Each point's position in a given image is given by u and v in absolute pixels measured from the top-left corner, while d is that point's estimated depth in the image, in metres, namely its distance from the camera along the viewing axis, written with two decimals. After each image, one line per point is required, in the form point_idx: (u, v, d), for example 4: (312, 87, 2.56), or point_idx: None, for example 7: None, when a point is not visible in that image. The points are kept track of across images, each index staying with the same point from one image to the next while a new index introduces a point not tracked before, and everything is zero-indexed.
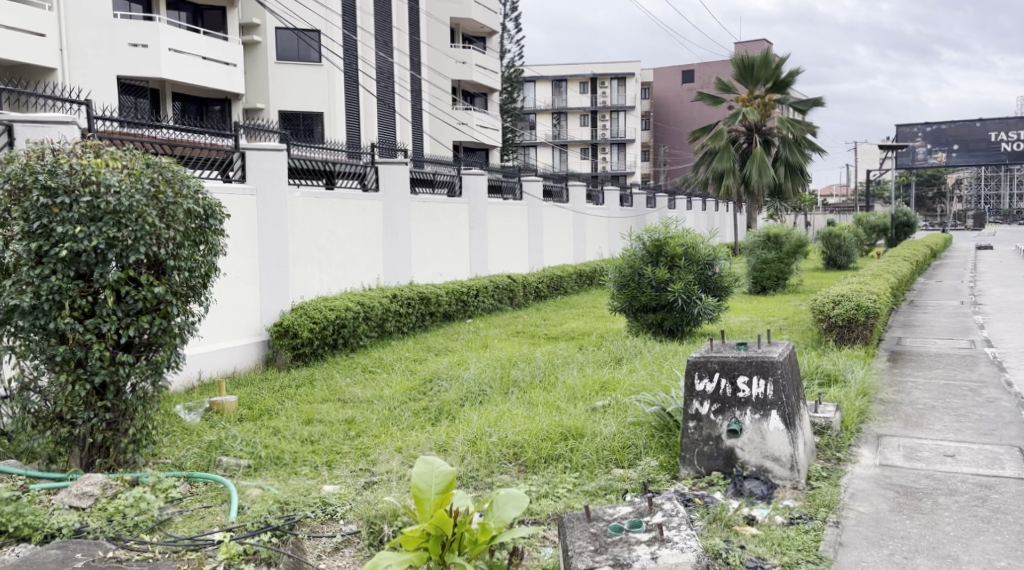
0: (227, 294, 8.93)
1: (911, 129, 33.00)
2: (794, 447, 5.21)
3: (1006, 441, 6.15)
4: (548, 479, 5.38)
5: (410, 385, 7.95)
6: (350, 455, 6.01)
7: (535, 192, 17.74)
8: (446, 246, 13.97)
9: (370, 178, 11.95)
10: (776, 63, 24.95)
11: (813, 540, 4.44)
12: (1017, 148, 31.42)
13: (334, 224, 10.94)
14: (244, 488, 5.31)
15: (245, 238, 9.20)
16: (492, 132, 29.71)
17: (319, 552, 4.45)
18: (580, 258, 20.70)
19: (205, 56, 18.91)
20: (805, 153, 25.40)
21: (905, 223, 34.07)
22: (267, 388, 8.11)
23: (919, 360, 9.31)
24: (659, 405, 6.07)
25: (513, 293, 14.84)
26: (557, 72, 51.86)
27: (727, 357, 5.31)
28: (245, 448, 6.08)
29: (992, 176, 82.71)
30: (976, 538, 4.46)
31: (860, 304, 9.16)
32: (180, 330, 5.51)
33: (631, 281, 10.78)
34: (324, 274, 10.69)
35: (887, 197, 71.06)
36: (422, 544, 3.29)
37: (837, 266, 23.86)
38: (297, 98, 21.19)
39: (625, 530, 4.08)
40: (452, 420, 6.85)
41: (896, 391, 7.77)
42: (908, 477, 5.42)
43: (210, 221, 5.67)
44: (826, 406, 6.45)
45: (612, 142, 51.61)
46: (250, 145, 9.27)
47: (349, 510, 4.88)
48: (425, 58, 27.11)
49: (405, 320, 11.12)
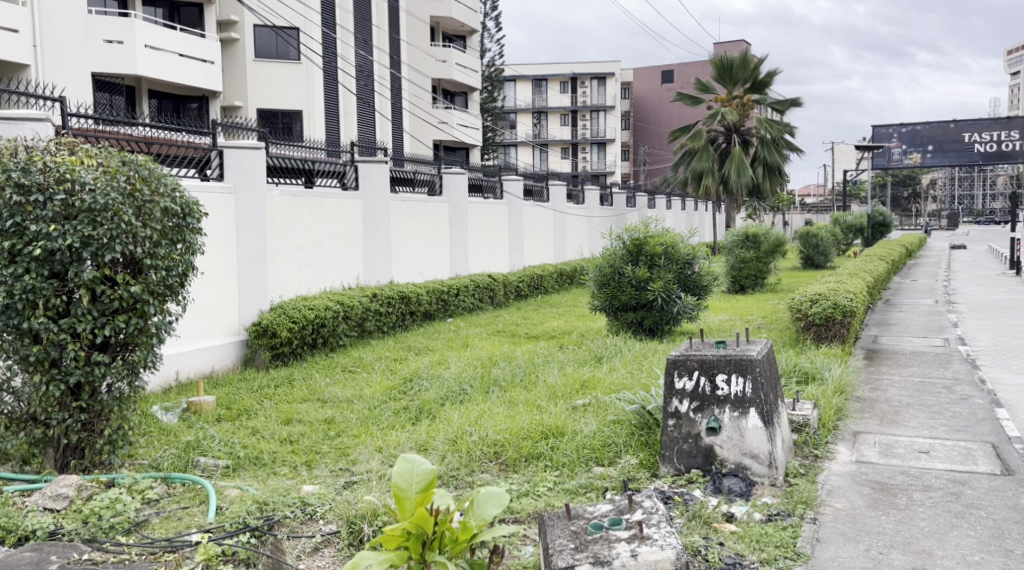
0: (205, 293, 8.86)
1: (887, 130, 33.35)
2: (772, 445, 5.25)
3: (979, 437, 6.24)
4: (528, 478, 5.38)
5: (390, 385, 7.93)
6: (329, 455, 5.98)
7: (516, 192, 17.76)
8: (426, 245, 13.94)
9: (350, 177, 11.90)
10: (754, 63, 25.06)
11: (790, 536, 4.48)
12: (990, 148, 31.87)
13: (313, 222, 10.88)
14: (222, 488, 5.28)
15: (223, 236, 9.12)
16: (473, 131, 29.68)
17: (298, 552, 4.40)
18: (561, 257, 20.74)
19: (182, 53, 18.74)
20: (782, 153, 25.61)
21: (881, 223, 34.41)
22: (246, 388, 8.05)
23: (895, 358, 9.41)
24: (639, 404, 6.12)
25: (494, 292, 14.83)
26: (537, 72, 51.90)
27: (706, 355, 5.34)
28: (223, 448, 6.03)
29: (966, 176, 83.85)
30: (950, 533, 4.51)
31: (836, 303, 9.24)
32: (157, 329, 5.45)
33: (611, 280, 10.81)
34: (303, 273, 10.62)
35: (863, 198, 71.82)
36: (402, 542, 3.28)
37: (815, 265, 24.07)
38: (276, 96, 21.05)
39: (605, 528, 4.10)
40: (433, 420, 6.83)
41: (872, 389, 7.85)
42: (883, 473, 5.48)
43: (188, 219, 5.63)
44: (804, 404, 6.50)
45: (592, 142, 51.73)
46: (227, 143, 9.20)
47: (328, 510, 4.85)
48: (404, 57, 27.04)
49: (385, 319, 11.09)
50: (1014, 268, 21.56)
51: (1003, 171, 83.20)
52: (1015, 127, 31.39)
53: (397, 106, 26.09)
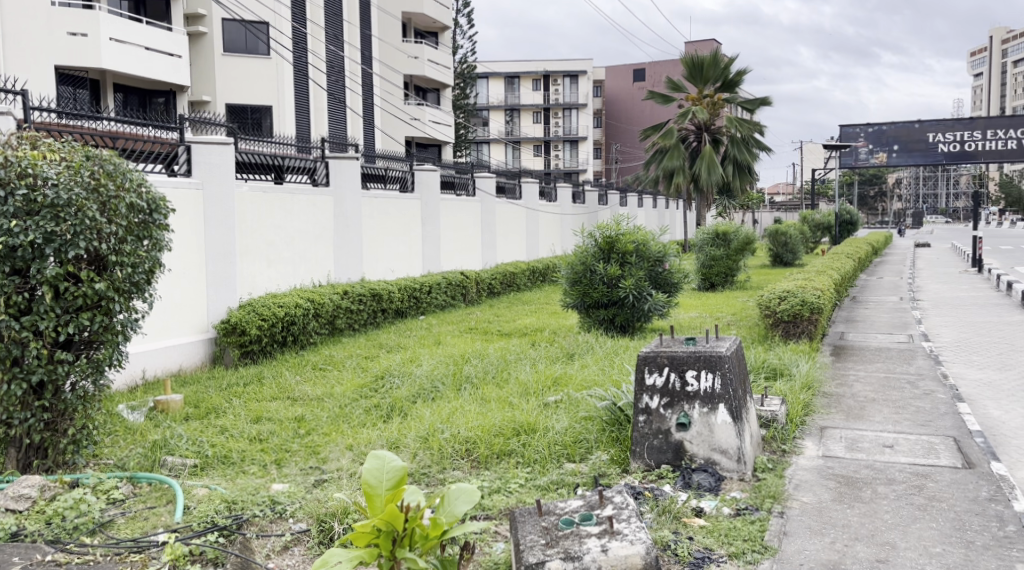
0: (172, 290, 8.75)
1: (854, 130, 33.84)
2: (741, 440, 5.30)
3: (942, 431, 6.36)
4: (500, 474, 5.39)
5: (361, 382, 7.90)
6: (299, 453, 5.94)
7: (488, 188, 17.76)
8: (398, 242, 13.89)
9: (321, 173, 11.82)
10: (725, 62, 25.22)
11: (758, 530, 4.53)
12: (953, 148, 32.28)
13: (283, 219, 10.79)
14: (189, 488, 5.21)
15: (190, 233, 9.02)
16: (445, 128, 29.61)
17: (267, 551, 4.37)
18: (533, 254, 20.78)
19: (147, 47, 18.47)
20: (752, 152, 25.88)
21: (848, 222, 34.90)
22: (214, 386, 7.98)
23: (861, 354, 9.55)
24: (611, 400, 6.17)
25: (466, 289, 14.82)
26: (509, 69, 51.88)
27: (676, 352, 5.39)
28: (191, 447, 5.97)
29: (930, 175, 85.44)
30: (913, 525, 4.60)
31: (804, 300, 9.36)
32: (122, 326, 5.40)
33: (583, 277, 10.84)
34: (272, 270, 10.53)
35: (831, 197, 72.81)
36: (373, 539, 3.27)
37: (783, 263, 24.35)
38: (245, 92, 20.81)
39: (576, 524, 4.12)
40: (404, 417, 6.80)
41: (839, 384, 7.96)
42: (849, 467, 5.57)
43: (154, 215, 5.57)
44: (772, 399, 6.55)
45: (564, 139, 51.89)
46: (195, 138, 9.09)
47: (298, 508, 4.81)
48: (376, 53, 26.89)
49: (356, 317, 11.04)
50: (976, 266, 22.02)
51: (967, 170, 84.91)
52: (977, 127, 31.90)
53: (369, 101, 25.95)
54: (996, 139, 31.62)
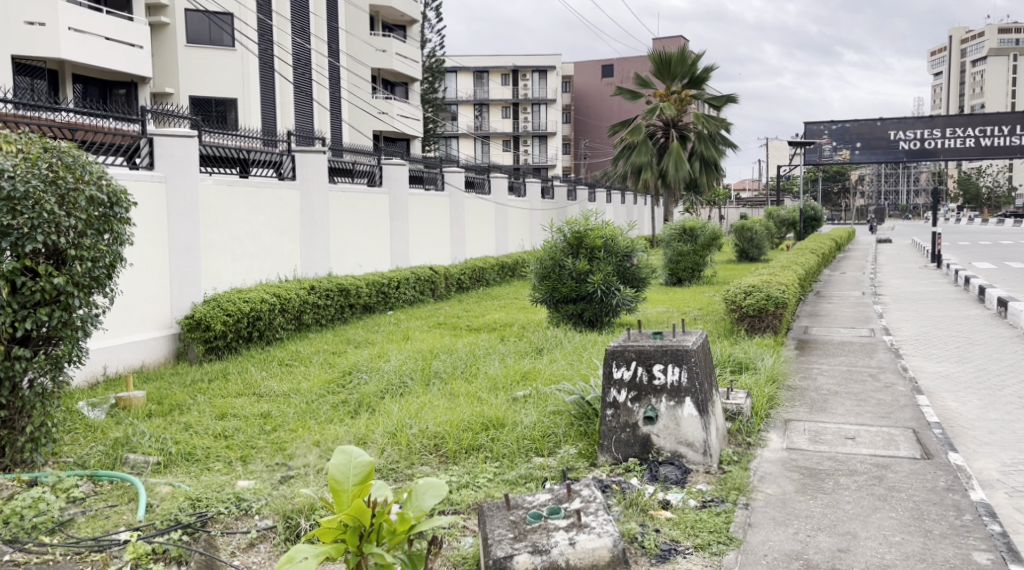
0: (134, 285, 8.62)
1: (818, 127, 34.31)
2: (707, 433, 5.36)
3: (901, 423, 6.48)
4: (468, 469, 5.38)
5: (329, 378, 7.84)
6: (265, 450, 5.89)
7: (457, 183, 17.71)
8: (365, 237, 13.80)
9: (287, 167, 11.69)
10: (692, 59, 25.35)
11: (723, 522, 4.58)
12: (913, 146, 32.85)
13: (248, 214, 10.66)
14: (153, 485, 5.14)
15: (153, 227, 8.88)
16: (413, 122, 29.48)
17: (232, 548, 4.33)
18: (502, 249, 20.78)
19: (108, 37, 18.12)
20: (718, 148, 26.13)
21: (812, 218, 35.36)
22: (177, 382, 7.88)
23: (824, 347, 9.71)
24: (579, 394, 6.21)
25: (435, 284, 14.78)
26: (478, 64, 51.73)
27: (643, 346, 5.43)
28: (154, 444, 5.88)
29: (892, 172, 87.07)
30: (873, 515, 4.68)
31: (769, 295, 9.47)
32: (82, 322, 5.30)
33: (552, 272, 10.87)
34: (237, 265, 10.40)
35: (796, 193, 73.82)
36: (339, 535, 3.24)
37: (749, 258, 24.63)
38: (209, 84, 20.52)
39: (544, 517, 4.14)
40: (373, 413, 6.76)
41: (803, 377, 8.08)
42: (812, 459, 5.65)
43: (115, 209, 5.46)
44: (738, 393, 6.62)
45: (533, 135, 51.92)
46: (158, 130, 8.94)
47: (264, 505, 4.77)
48: (343, 46, 26.66)
49: (323, 312, 10.96)
50: (934, 262, 22.49)
51: (927, 167, 86.63)
52: (937, 125, 32.43)
53: (336, 95, 25.73)
54: (955, 137, 32.17)
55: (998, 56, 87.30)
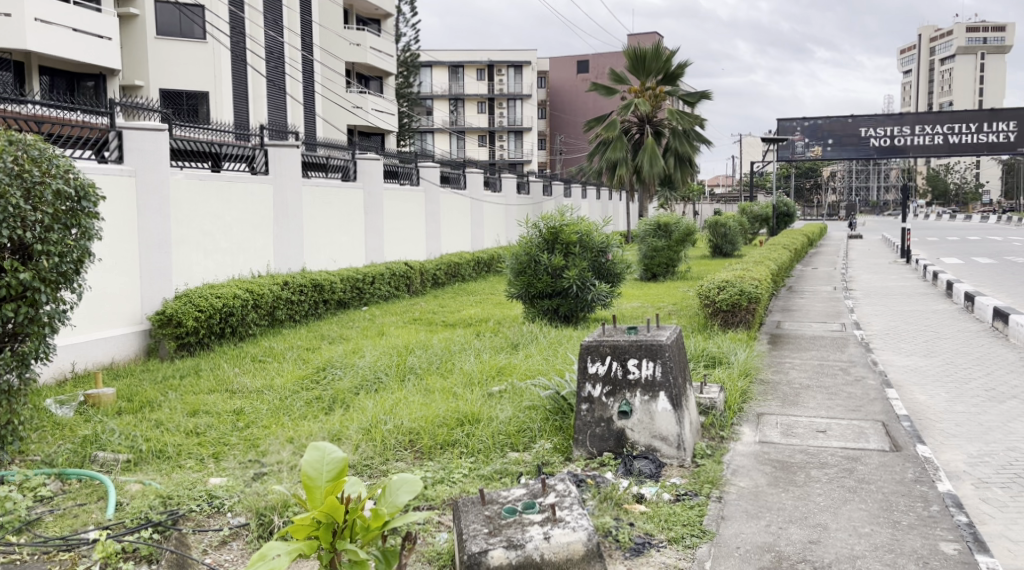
0: (103, 281, 8.50)
1: (791, 124, 34.58)
2: (680, 427, 5.39)
3: (871, 416, 6.56)
4: (443, 465, 5.37)
5: (303, 373, 7.80)
6: (238, 447, 5.84)
7: (432, 178, 17.64)
8: (340, 232, 13.71)
9: (260, 161, 11.59)
10: (666, 55, 25.46)
11: (696, 515, 4.62)
12: (883, 143, 33.18)
13: (220, 208, 10.55)
14: (122, 483, 5.08)
15: (122, 222, 8.75)
16: (388, 117, 29.36)
17: (203, 546, 4.31)
18: (478, 244, 20.75)
19: (76, 28, 17.81)
20: (693, 145, 26.25)
21: (785, 214, 35.67)
22: (148, 379, 7.79)
23: (796, 342, 9.80)
24: (554, 389, 6.23)
25: (410, 280, 14.73)
26: (453, 58, 51.55)
27: (618, 341, 5.45)
28: (124, 442, 5.81)
29: (863, 169, 88.16)
30: (843, 507, 4.74)
31: (742, 290, 9.55)
32: (49, 318, 5.22)
33: (528, 267, 10.86)
34: (209, 261, 10.29)
35: (769, 188, 74.52)
36: (312, 532, 3.18)
37: (723, 254, 24.79)
38: (180, 77, 20.22)
39: (519, 512, 4.15)
40: (347, 409, 6.73)
41: (775, 372, 8.16)
42: (784, 452, 5.71)
43: (83, 203, 5.38)
44: (711, 387, 6.66)
45: (509, 130, 51.86)
46: (126, 123, 8.83)
47: (236, 502, 4.74)
48: (316, 39, 26.46)
49: (297, 308, 10.87)
50: (904, 257, 22.81)
51: (897, 164, 87.77)
52: (907, 123, 32.83)
53: (309, 89, 25.51)
54: (924, 134, 32.60)
55: (967, 54, 88.64)
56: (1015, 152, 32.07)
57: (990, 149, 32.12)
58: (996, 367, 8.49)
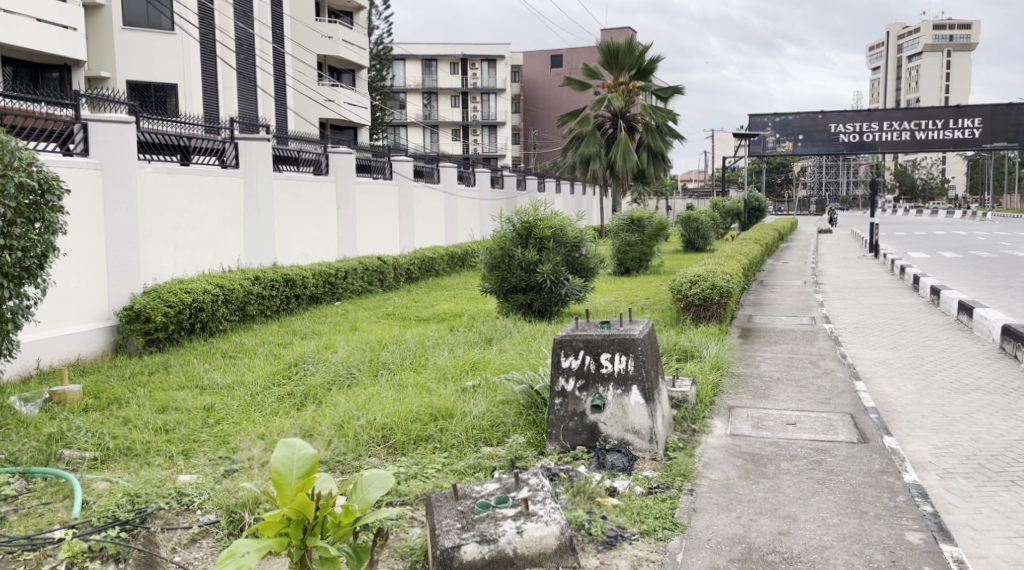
0: (69, 276, 8.37)
1: (762, 119, 34.87)
2: (653, 420, 5.42)
3: (840, 408, 6.64)
4: (416, 460, 5.35)
5: (274, 369, 7.72)
6: (208, 443, 5.78)
7: (405, 172, 17.55)
8: (312, 226, 13.61)
9: (230, 155, 11.48)
10: (639, 51, 25.56)
11: (668, 508, 4.65)
12: (853, 139, 33.57)
13: (189, 202, 10.42)
14: (89, 481, 5.00)
15: (88, 217, 8.61)
16: (359, 110, 29.21)
17: (173, 544, 4.25)
18: (451, 239, 20.69)
19: (39, 18, 17.46)
20: (666, 140, 26.35)
21: (756, 209, 35.97)
22: (116, 375, 7.68)
23: (767, 335, 9.89)
24: (527, 384, 6.22)
25: (383, 274, 14.65)
26: (426, 52, 51.31)
27: (591, 335, 5.45)
28: (90, 440, 5.73)
29: (832, 164, 89.27)
30: (812, 498, 4.79)
31: (714, 284, 9.61)
32: (12, 314, 5.18)
33: (501, 262, 10.85)
34: (178, 255, 10.16)
35: (740, 183, 75.29)
36: (282, 529, 3.13)
37: (695, 248, 24.97)
38: (148, 68, 19.90)
39: (492, 507, 4.15)
40: (320, 405, 6.68)
41: (746, 365, 8.23)
42: (755, 445, 5.76)
43: (47, 196, 5.28)
44: (683, 380, 6.70)
45: (483, 124, 51.80)
46: (92, 115, 8.68)
47: (206, 500, 4.69)
48: (288, 31, 26.21)
49: (268, 303, 10.77)
50: (872, 251, 23.12)
51: (866, 160, 88.97)
52: (875, 119, 33.26)
53: (280, 82, 25.25)
54: (892, 131, 33.06)
55: (933, 51, 89.99)
56: (979, 148, 32.50)
57: (956, 145, 32.50)
58: (960, 359, 8.64)
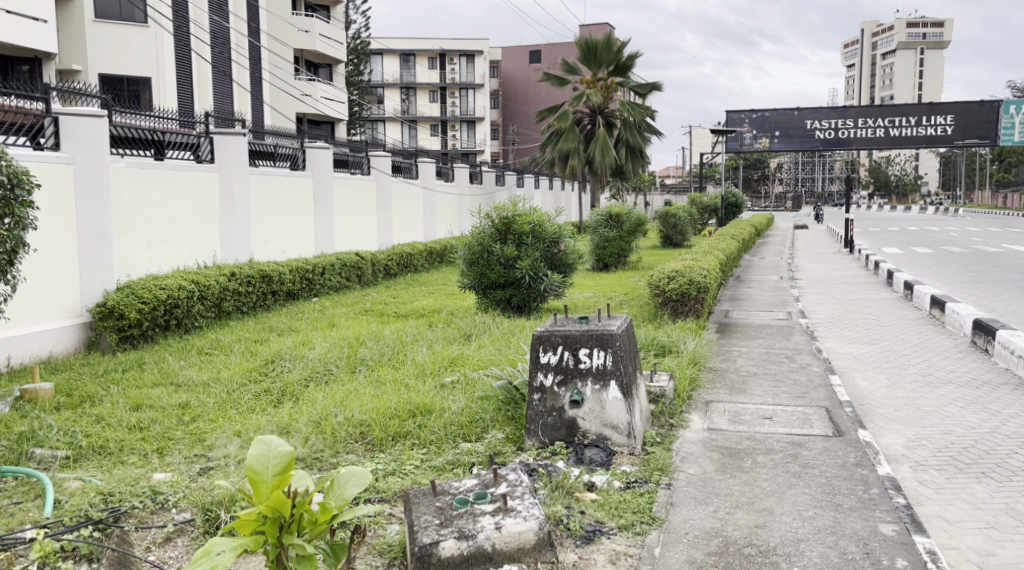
0: (40, 273, 8.25)
1: (739, 116, 35.06)
2: (631, 415, 5.43)
3: (815, 402, 6.70)
4: (395, 457, 5.33)
5: (250, 366, 7.66)
6: (183, 441, 5.72)
7: (383, 167, 17.47)
8: (289, 222, 13.51)
9: (205, 149, 11.35)
10: (618, 46, 25.59)
11: (646, 502, 4.66)
12: (828, 135, 33.86)
13: (163, 197, 10.30)
14: (61, 480, 4.94)
15: (60, 211, 8.50)
16: (336, 105, 29.05)
17: (147, 544, 4.21)
18: (430, 234, 20.63)
19: (9, 10, 16.95)
20: (644, 136, 26.41)
21: (733, 204, 36.19)
22: (89, 373, 7.59)
23: (743, 330, 9.97)
24: (506, 380, 6.22)
25: (361, 270, 14.58)
26: (405, 46, 51.05)
27: (570, 330, 5.44)
28: (62, 438, 5.64)
29: (809, 161, 90.11)
30: (788, 492, 4.83)
31: (691, 280, 9.66)
32: None
33: (480, 258, 10.83)
34: (152, 252, 10.04)
35: (717, 179, 75.75)
36: (258, 527, 3.09)
37: (673, 244, 25.09)
38: (121, 62, 19.64)
39: (470, 502, 4.13)
40: (297, 401, 6.64)
41: (723, 360, 8.28)
42: (731, 439, 5.79)
43: (16, 191, 5.19)
44: (661, 375, 6.74)
45: (461, 119, 51.71)
46: (63, 109, 8.56)
47: (181, 498, 4.64)
48: (263, 25, 25.99)
49: (244, 300, 10.67)
50: (847, 247, 23.32)
51: (841, 156, 89.83)
52: (850, 116, 33.54)
53: (256, 76, 25.00)
54: (867, 127, 33.34)
55: (907, 49, 91.04)
56: (952, 145, 32.85)
57: (929, 142, 32.85)
58: (933, 353, 8.74)
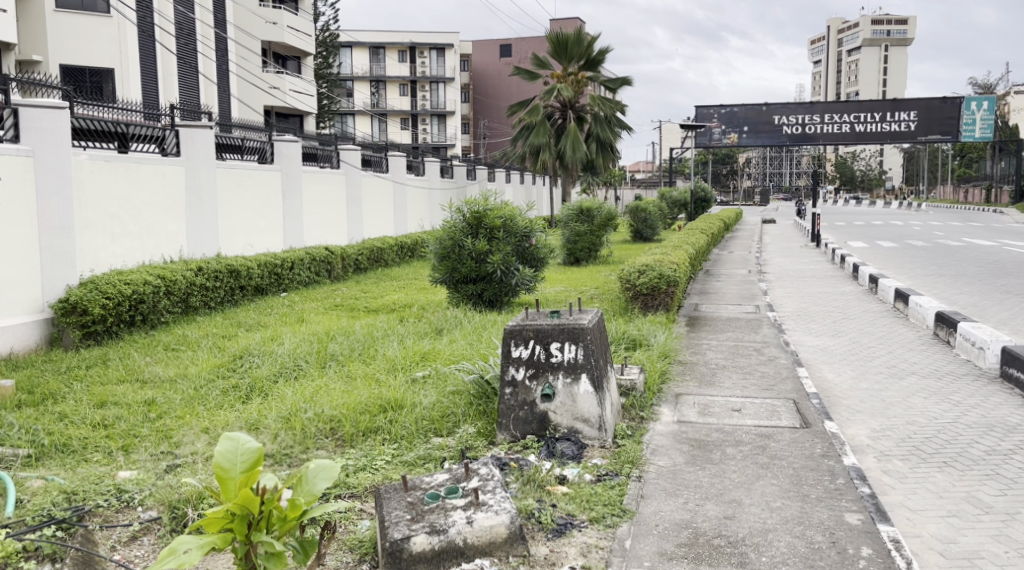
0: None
1: (708, 111, 35.24)
2: (602, 409, 5.43)
3: (783, 394, 6.77)
4: (365, 453, 5.29)
5: (218, 362, 7.57)
6: (149, 438, 5.63)
7: (353, 161, 17.33)
8: (256, 216, 13.36)
9: (170, 142, 11.18)
10: (588, 41, 25.60)
11: (617, 495, 4.68)
12: (795, 131, 34.21)
13: (128, 191, 10.13)
14: (23, 480, 4.84)
15: (20, 205, 8.32)
16: (305, 97, 28.77)
17: (112, 543, 4.14)
18: (401, 229, 20.52)
19: None
20: (614, 130, 26.50)
21: (703, 199, 36.43)
22: (52, 369, 7.45)
23: (713, 323, 10.05)
24: (478, 374, 6.22)
25: (331, 265, 14.47)
26: (374, 39, 50.64)
27: (541, 325, 5.45)
28: (24, 437, 5.53)
29: (777, 156, 91.09)
30: (757, 483, 4.87)
31: (662, 274, 9.72)
32: None
33: (451, 252, 10.77)
34: (117, 246, 9.88)
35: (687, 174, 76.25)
36: (226, 525, 3.04)
37: (643, 238, 25.20)
38: (83, 52, 19.26)
39: (442, 497, 4.12)
40: (265, 398, 6.57)
41: (693, 353, 8.35)
42: (701, 431, 5.83)
43: None
44: (631, 368, 6.77)
45: (431, 113, 51.48)
46: (24, 101, 8.37)
47: (147, 496, 4.58)
48: (229, 17, 25.64)
49: (211, 294, 10.53)
50: (813, 241, 23.57)
51: (809, 151, 90.87)
52: (817, 111, 33.91)
53: (221, 68, 24.67)
54: (833, 123, 33.70)
55: (872, 45, 92.25)
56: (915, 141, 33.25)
57: (893, 138, 33.24)
58: (897, 345, 8.88)
